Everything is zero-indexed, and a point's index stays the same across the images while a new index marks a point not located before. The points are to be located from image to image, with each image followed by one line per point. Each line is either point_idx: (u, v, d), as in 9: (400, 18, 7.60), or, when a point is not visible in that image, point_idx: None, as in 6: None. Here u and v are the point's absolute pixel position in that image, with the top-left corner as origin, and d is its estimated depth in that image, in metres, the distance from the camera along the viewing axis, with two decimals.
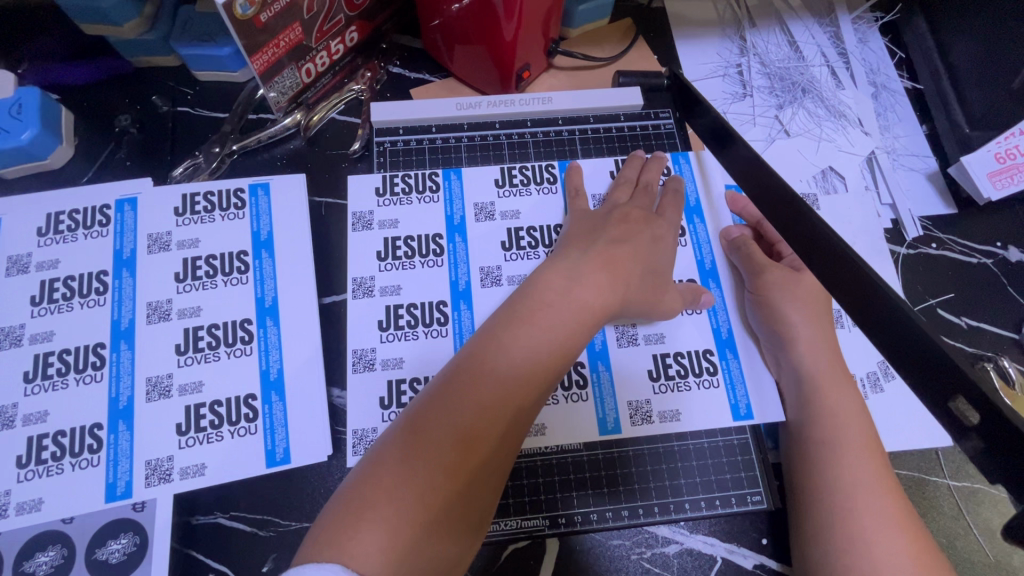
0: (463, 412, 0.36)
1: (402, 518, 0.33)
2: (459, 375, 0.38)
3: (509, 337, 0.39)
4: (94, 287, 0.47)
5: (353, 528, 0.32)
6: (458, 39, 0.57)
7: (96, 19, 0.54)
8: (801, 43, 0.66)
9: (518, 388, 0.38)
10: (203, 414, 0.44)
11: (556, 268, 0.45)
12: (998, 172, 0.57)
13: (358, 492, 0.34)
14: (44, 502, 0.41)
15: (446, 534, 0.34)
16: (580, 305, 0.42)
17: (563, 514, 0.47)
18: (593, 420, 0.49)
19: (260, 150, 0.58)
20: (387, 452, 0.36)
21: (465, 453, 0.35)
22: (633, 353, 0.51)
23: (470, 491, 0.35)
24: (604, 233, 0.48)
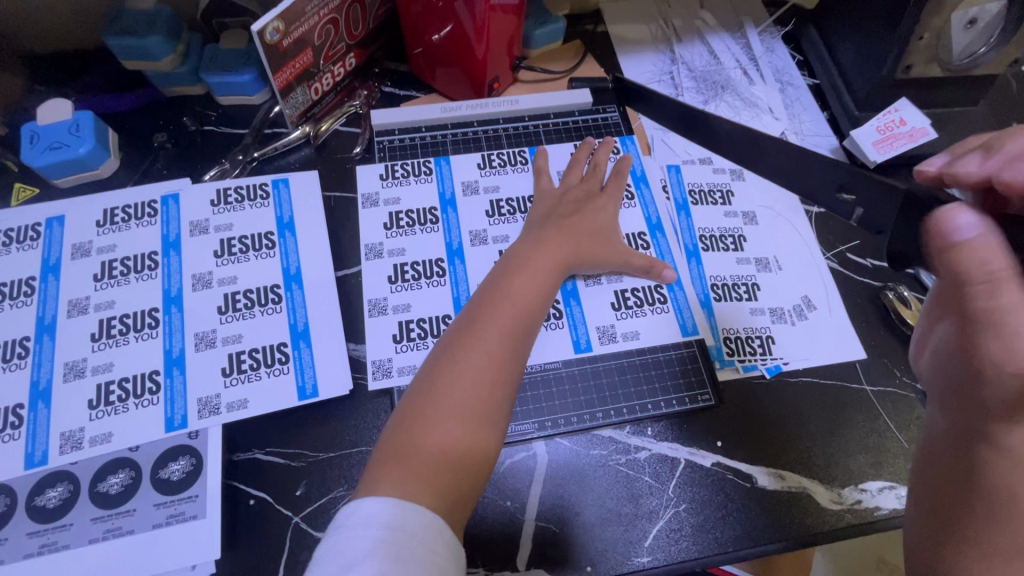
0: (471, 357, 0.46)
1: (433, 454, 0.42)
2: (461, 329, 0.48)
3: (500, 296, 0.50)
4: (147, 264, 0.56)
5: (396, 460, 0.42)
6: (439, 61, 0.70)
7: (139, 55, 0.67)
8: (718, 51, 0.81)
9: (510, 331, 0.49)
10: (244, 358, 0.53)
11: (523, 242, 0.57)
12: (880, 141, 0.71)
13: (397, 437, 0.43)
14: (113, 435, 0.49)
15: (473, 457, 0.43)
16: (547, 265, 0.55)
17: (550, 425, 0.56)
18: (568, 342, 0.59)
19: (276, 157, 0.69)
20: (414, 405, 0.45)
21: (476, 387, 0.45)
22: (598, 290, 0.62)
23: (485, 415, 0.44)
24: (559, 212, 0.60)
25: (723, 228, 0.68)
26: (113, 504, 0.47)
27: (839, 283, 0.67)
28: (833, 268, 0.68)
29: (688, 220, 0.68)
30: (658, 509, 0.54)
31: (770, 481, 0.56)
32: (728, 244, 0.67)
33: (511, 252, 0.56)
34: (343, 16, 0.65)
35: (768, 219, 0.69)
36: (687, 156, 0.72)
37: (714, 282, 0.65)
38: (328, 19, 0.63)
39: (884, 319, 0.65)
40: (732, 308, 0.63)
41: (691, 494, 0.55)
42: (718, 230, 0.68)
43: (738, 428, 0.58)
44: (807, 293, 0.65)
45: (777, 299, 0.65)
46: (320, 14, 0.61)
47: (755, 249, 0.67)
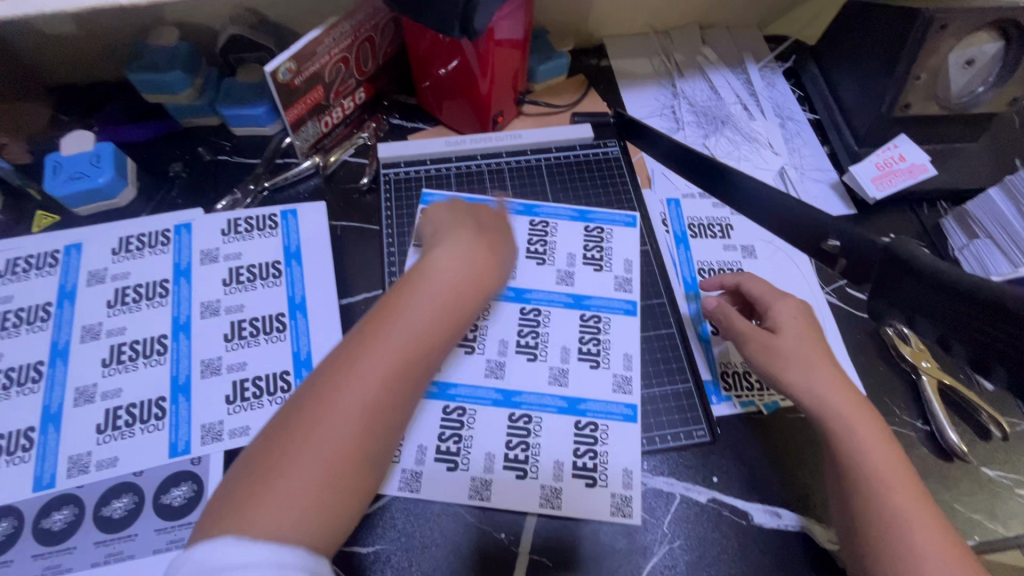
0: (351, 384, 0.41)
1: (298, 496, 0.37)
2: (346, 353, 0.43)
3: (397, 311, 0.45)
4: (158, 291, 0.58)
5: (254, 502, 0.36)
6: (445, 95, 0.73)
7: (159, 89, 0.70)
8: (719, 86, 0.82)
9: (404, 356, 0.43)
10: (247, 386, 0.55)
11: (444, 252, 0.52)
12: (879, 177, 0.71)
13: (255, 471, 0.38)
14: (119, 459, 0.50)
15: (343, 495, 0.39)
16: (453, 280, 0.49)
17: (622, 453, 0.57)
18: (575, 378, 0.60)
19: (286, 186, 0.71)
20: (277, 437, 0.39)
21: (353, 421, 0.40)
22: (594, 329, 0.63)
23: (363, 452, 0.40)
24: (492, 234, 0.58)
25: (721, 262, 0.69)
26: (116, 528, 0.48)
27: (838, 319, 0.67)
28: (832, 302, 0.68)
29: (687, 253, 0.69)
30: (653, 545, 0.54)
31: (766, 518, 0.55)
32: None
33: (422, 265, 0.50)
34: (353, 54, 0.67)
35: (767, 252, 0.70)
36: (687, 190, 0.74)
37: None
38: (339, 59, 0.66)
39: (884, 356, 0.65)
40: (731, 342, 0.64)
41: (686, 530, 0.55)
42: (717, 264, 0.69)
43: (734, 464, 0.58)
44: None
45: None
46: (331, 54, 0.64)
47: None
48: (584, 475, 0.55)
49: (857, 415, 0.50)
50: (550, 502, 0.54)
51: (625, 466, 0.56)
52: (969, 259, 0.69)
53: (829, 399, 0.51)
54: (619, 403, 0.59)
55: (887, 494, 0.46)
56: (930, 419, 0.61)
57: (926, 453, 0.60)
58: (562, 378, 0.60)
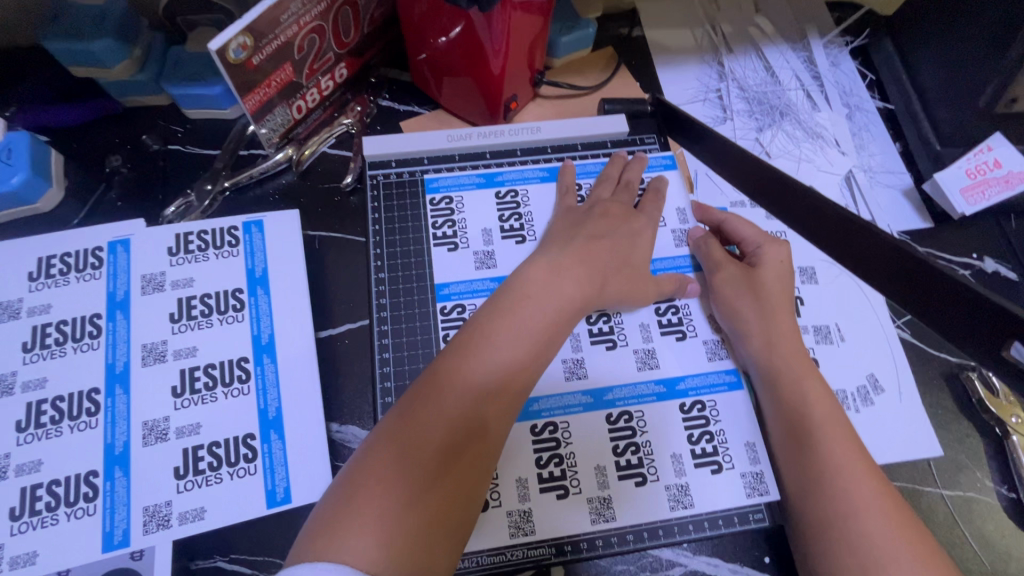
0: (445, 404, 0.39)
1: (390, 515, 0.34)
2: (439, 372, 0.41)
3: (498, 326, 0.43)
4: (88, 330, 0.47)
5: (343, 523, 0.34)
6: (445, 70, 0.59)
7: (87, 61, 0.55)
8: (776, 67, 0.68)
9: (500, 379, 0.41)
10: (202, 456, 0.44)
11: (538, 265, 0.48)
12: (970, 187, 0.59)
13: (347, 491, 0.36)
14: (39, 555, 0.40)
15: (442, 517, 0.36)
16: (564, 296, 0.46)
17: (738, 429, 0.49)
18: (614, 379, 0.49)
19: (252, 186, 0.59)
20: (373, 455, 0.37)
21: (442, 444, 0.37)
22: (635, 328, 0.52)
23: (455, 478, 0.37)
24: (584, 231, 0.51)
25: None
26: None
27: (911, 360, 0.57)
28: (904, 339, 0.57)
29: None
30: None
31: None
32: None
33: (517, 276, 0.47)
34: (330, 22, 0.53)
35: (830, 278, 0.59)
36: (735, 197, 0.62)
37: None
38: (311, 27, 0.51)
39: (963, 404, 0.55)
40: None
41: None
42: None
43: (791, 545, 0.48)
44: (873, 371, 0.56)
45: (838, 380, 0.55)
46: (300, 24, 0.50)
47: (814, 316, 0.57)
48: (631, 474, 0.47)
49: (806, 372, 0.47)
50: (602, 516, 0.45)
51: (673, 451, 0.48)
52: None
53: (779, 347, 0.48)
54: (720, 371, 0.51)
55: (831, 456, 0.42)
56: (1018, 485, 0.51)
57: (1010, 525, 0.51)
58: (650, 361, 0.51)
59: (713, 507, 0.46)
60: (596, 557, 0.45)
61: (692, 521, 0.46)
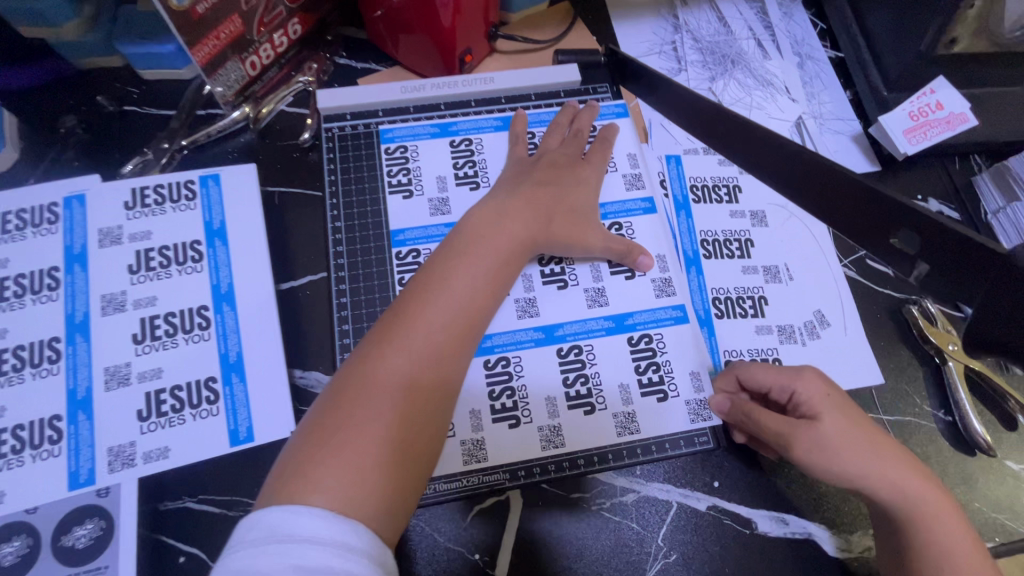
0: (403, 348, 0.40)
1: (358, 457, 0.36)
2: (393, 319, 0.41)
3: (450, 270, 0.44)
4: (46, 283, 0.47)
5: (315, 467, 0.35)
6: (401, 26, 0.59)
7: (34, 19, 0.55)
8: (729, 18, 0.70)
9: (455, 320, 0.42)
10: (164, 399, 0.45)
11: (484, 210, 0.49)
12: (913, 129, 0.61)
13: (312, 438, 0.36)
14: (6, 494, 0.41)
15: (409, 454, 0.37)
16: (511, 237, 0.47)
17: (683, 360, 0.53)
18: (565, 316, 0.53)
19: (210, 144, 0.59)
20: (334, 403, 0.38)
21: (408, 385, 0.39)
22: (588, 273, 0.54)
23: (422, 416, 0.39)
24: (530, 178, 0.53)
25: (727, 231, 0.60)
26: None
27: (857, 297, 0.59)
28: (850, 277, 0.60)
29: (688, 221, 0.60)
30: (644, 560, 0.48)
31: (772, 526, 0.50)
32: (733, 250, 0.59)
33: (465, 223, 0.48)
34: None
35: (779, 220, 0.61)
36: (689, 144, 0.63)
37: (715, 296, 0.57)
38: None
39: (904, 336, 0.58)
40: (735, 326, 0.56)
41: (682, 543, 0.48)
42: (721, 234, 0.59)
43: (738, 470, 0.51)
44: (819, 307, 0.58)
45: (785, 315, 0.57)
46: None
47: (763, 256, 0.59)
48: (580, 403, 0.50)
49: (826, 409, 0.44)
50: (552, 443, 0.49)
51: (620, 380, 0.51)
52: (1004, 224, 0.60)
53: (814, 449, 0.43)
54: (667, 307, 0.54)
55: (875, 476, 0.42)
56: (954, 408, 0.54)
57: (946, 446, 0.54)
58: (599, 300, 0.54)
59: (657, 433, 0.50)
60: (542, 481, 0.48)
61: (640, 445, 0.50)
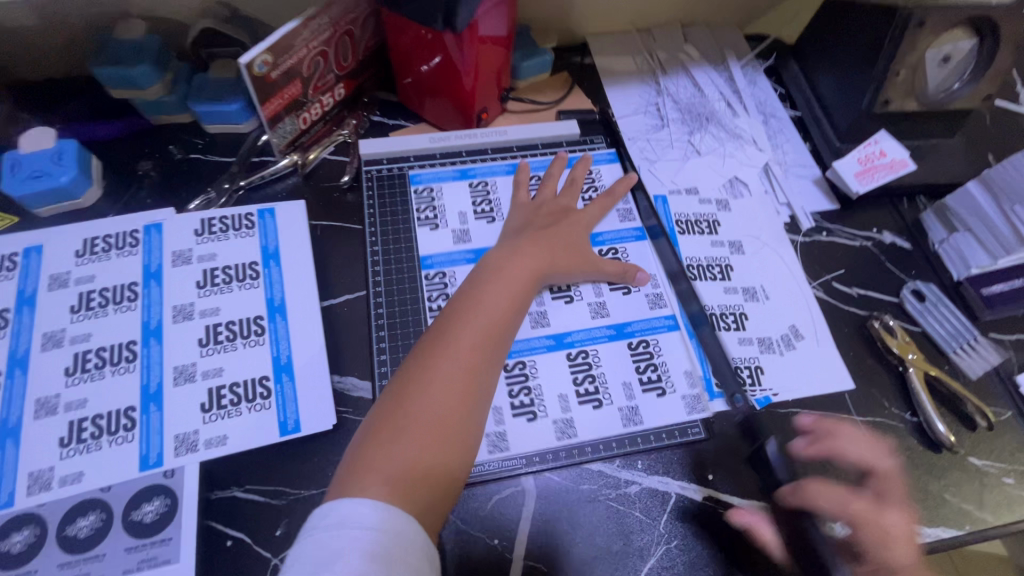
0: (442, 365, 0.47)
1: (407, 460, 0.42)
2: (432, 342, 0.49)
3: (476, 301, 0.52)
4: (126, 295, 0.55)
5: (373, 468, 0.42)
6: (427, 92, 0.71)
7: (126, 84, 0.67)
8: (702, 84, 0.83)
9: (484, 342, 0.49)
10: (224, 393, 0.52)
11: (500, 251, 0.59)
12: (862, 172, 0.72)
13: (367, 445, 0.43)
14: (84, 474, 0.47)
15: (449, 458, 0.44)
16: (525, 273, 0.56)
17: (676, 360, 0.61)
18: (575, 326, 0.61)
19: (263, 185, 0.69)
20: (386, 414, 0.45)
21: (450, 395, 0.46)
22: (589, 289, 0.63)
23: (462, 418, 0.46)
24: (535, 223, 0.63)
25: (709, 257, 0.69)
26: (80, 548, 0.44)
27: (825, 313, 0.67)
28: (819, 297, 0.68)
29: (675, 249, 0.69)
30: (649, 546, 0.52)
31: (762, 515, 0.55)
32: (716, 274, 0.68)
33: (486, 262, 0.57)
34: (333, 48, 0.65)
35: (754, 248, 0.70)
36: (673, 186, 0.74)
37: (703, 312, 0.65)
38: (317, 52, 0.64)
39: (870, 348, 0.65)
40: (721, 338, 0.64)
41: (682, 530, 0.53)
42: (705, 260, 0.68)
43: (729, 464, 0.57)
44: (794, 322, 0.66)
45: (765, 328, 0.65)
46: (309, 47, 0.62)
47: (742, 279, 0.68)
48: (589, 399, 0.57)
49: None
50: (566, 433, 0.56)
51: (622, 380, 0.59)
52: (950, 252, 0.70)
53: None
54: (660, 316, 0.63)
55: None
56: (919, 410, 0.61)
57: (916, 444, 0.60)
58: (602, 312, 0.62)
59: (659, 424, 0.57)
60: (545, 471, 0.55)
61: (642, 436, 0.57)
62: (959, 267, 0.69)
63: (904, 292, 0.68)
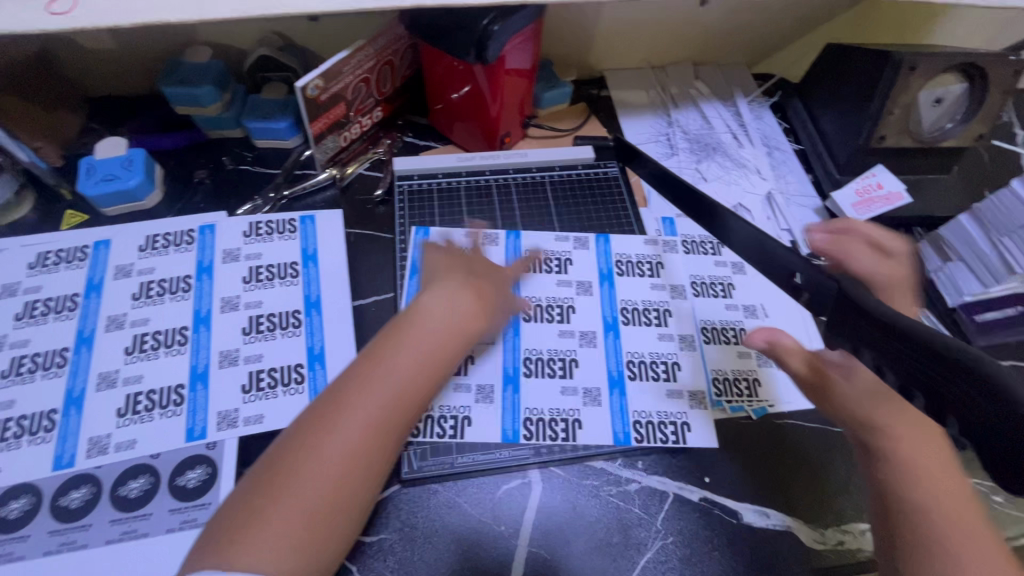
0: (348, 421, 0.45)
1: (295, 522, 0.41)
2: (336, 395, 0.47)
3: (389, 353, 0.50)
4: (181, 286, 0.62)
5: (256, 528, 0.40)
6: (457, 116, 0.78)
7: (190, 102, 0.75)
8: (711, 117, 0.89)
9: (388, 398, 0.48)
10: (263, 376, 0.57)
11: (428, 297, 0.57)
12: (858, 203, 0.77)
13: (253, 500, 0.42)
14: (137, 441, 0.52)
15: (342, 517, 0.43)
16: (455, 322, 0.55)
17: (688, 308, 0.69)
18: (590, 302, 0.68)
19: (305, 196, 0.76)
20: (276, 469, 0.43)
21: (351, 452, 0.44)
22: (588, 273, 0.71)
23: (355, 478, 0.44)
24: (474, 271, 0.62)
25: (712, 275, 0.72)
26: (131, 507, 0.49)
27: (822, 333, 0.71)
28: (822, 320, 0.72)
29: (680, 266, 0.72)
30: (647, 539, 0.56)
31: (756, 517, 0.58)
32: (718, 291, 0.71)
33: (409, 309, 0.56)
34: (375, 76, 0.73)
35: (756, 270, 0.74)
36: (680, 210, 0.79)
37: (704, 325, 0.68)
38: (361, 78, 0.71)
39: None
40: (722, 351, 0.67)
41: (678, 527, 0.57)
42: (708, 278, 0.72)
43: (726, 469, 0.60)
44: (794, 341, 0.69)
45: None
46: (355, 74, 0.70)
47: (744, 296, 0.71)
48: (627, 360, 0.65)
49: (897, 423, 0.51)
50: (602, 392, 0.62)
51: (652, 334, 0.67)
52: (944, 281, 0.73)
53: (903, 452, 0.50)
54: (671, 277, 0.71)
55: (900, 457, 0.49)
56: None
57: None
58: (590, 289, 0.69)
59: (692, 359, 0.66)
60: (550, 464, 0.59)
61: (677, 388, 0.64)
62: (955, 295, 0.73)
63: None
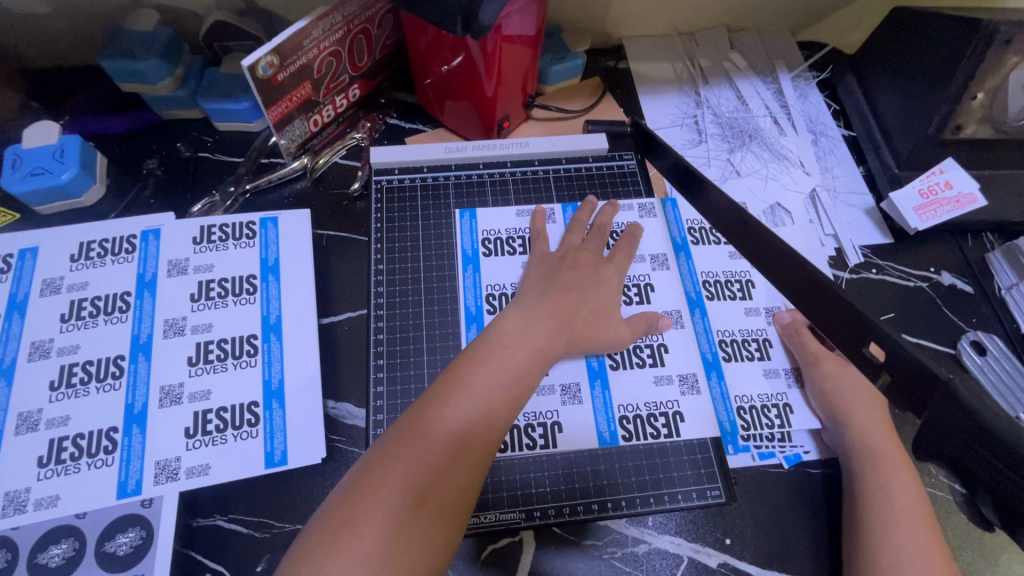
0: (443, 422, 0.40)
1: (382, 533, 0.35)
2: (431, 397, 0.42)
3: (485, 356, 0.45)
4: (118, 305, 0.53)
5: (339, 540, 0.34)
6: (447, 94, 0.66)
7: (134, 78, 0.64)
8: (747, 96, 0.75)
9: (489, 403, 0.42)
10: (210, 418, 0.49)
11: (519, 305, 0.52)
12: (923, 206, 0.64)
13: (340, 509, 0.36)
14: (60, 498, 0.45)
15: (432, 535, 0.36)
16: (547, 331, 0.49)
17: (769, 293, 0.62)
18: (672, 282, 0.62)
19: (270, 190, 0.65)
20: (365, 475, 0.38)
21: (446, 456, 0.39)
22: (658, 248, 0.64)
23: (458, 473, 0.39)
24: (553, 284, 0.54)
25: (728, 271, 0.63)
26: None
27: None
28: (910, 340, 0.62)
29: (688, 263, 0.63)
30: None
31: None
32: (734, 291, 0.62)
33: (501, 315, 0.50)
34: (346, 48, 0.61)
35: None
36: None
37: (723, 338, 0.60)
38: (330, 50, 0.59)
39: None
40: (743, 369, 0.58)
41: None
42: (723, 275, 0.63)
43: (751, 529, 0.52)
44: None
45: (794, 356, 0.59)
46: (320, 47, 0.58)
47: (765, 297, 0.62)
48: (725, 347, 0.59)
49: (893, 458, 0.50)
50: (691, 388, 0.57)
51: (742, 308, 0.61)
52: (1019, 300, 0.62)
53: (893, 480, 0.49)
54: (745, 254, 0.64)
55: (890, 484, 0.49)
56: None
57: (964, 519, 0.53)
58: (666, 263, 0.63)
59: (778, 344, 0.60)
60: (549, 526, 0.50)
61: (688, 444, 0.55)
62: None
63: (961, 342, 0.61)
